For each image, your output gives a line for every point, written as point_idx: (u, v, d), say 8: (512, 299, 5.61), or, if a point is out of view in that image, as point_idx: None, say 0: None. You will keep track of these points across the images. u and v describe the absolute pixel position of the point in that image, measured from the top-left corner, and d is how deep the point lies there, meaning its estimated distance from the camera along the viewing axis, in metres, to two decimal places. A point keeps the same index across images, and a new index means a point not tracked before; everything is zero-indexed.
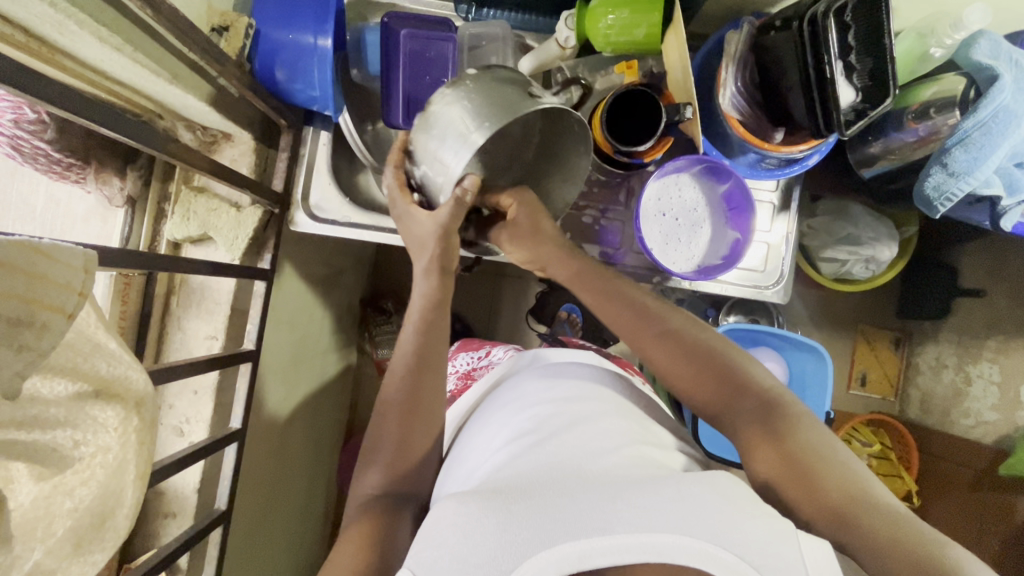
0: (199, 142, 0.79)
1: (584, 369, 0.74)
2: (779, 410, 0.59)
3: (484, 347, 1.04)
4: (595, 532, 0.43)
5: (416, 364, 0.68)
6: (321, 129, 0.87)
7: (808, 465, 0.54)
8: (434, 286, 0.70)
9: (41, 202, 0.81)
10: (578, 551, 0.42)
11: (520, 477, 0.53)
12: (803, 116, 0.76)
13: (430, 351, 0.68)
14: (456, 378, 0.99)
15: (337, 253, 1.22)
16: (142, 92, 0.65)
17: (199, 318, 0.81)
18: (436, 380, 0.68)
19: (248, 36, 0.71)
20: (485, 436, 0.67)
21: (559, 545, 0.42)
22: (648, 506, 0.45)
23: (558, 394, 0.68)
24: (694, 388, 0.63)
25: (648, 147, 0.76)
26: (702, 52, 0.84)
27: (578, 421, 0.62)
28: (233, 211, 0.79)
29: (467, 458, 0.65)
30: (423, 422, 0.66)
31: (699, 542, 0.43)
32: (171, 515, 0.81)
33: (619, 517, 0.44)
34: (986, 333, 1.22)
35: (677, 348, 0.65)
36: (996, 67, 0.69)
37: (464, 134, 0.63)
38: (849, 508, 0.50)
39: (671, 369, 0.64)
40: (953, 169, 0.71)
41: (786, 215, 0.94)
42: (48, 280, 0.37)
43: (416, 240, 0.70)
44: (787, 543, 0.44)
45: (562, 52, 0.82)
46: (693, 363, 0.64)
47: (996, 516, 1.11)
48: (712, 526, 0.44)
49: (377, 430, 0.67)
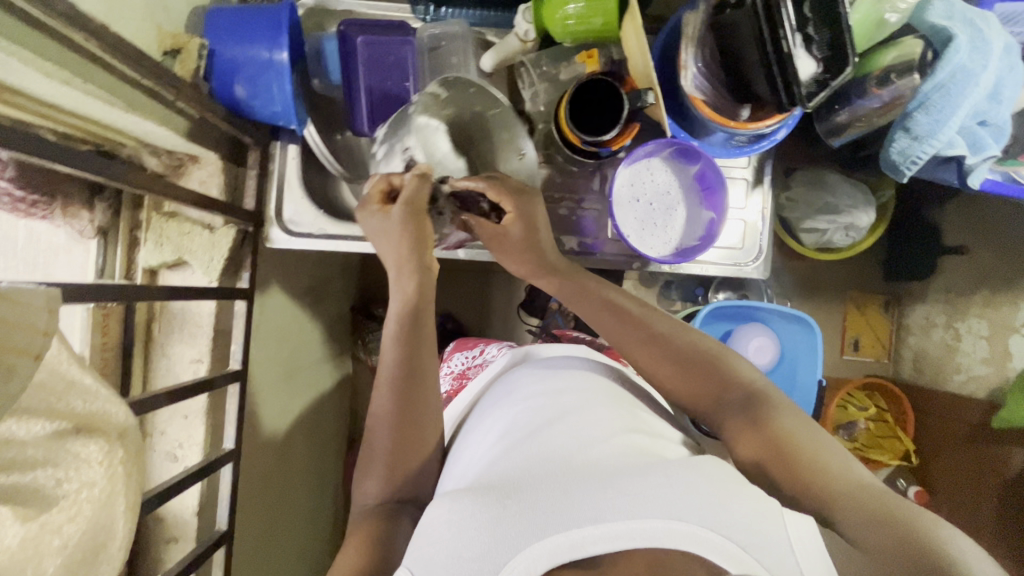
0: (166, 167, 0.79)
1: (576, 363, 0.74)
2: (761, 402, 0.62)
3: (479, 346, 1.04)
4: (586, 522, 0.44)
5: (400, 372, 0.69)
6: (289, 143, 0.86)
7: (789, 449, 0.56)
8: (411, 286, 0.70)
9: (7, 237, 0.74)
10: (569, 540, 0.43)
11: (513, 471, 0.53)
12: (766, 91, 0.77)
13: (414, 358, 0.69)
14: (453, 378, 0.99)
15: (321, 264, 1.21)
16: (99, 122, 0.64)
17: (183, 342, 0.81)
18: (426, 388, 0.69)
19: (201, 57, 0.70)
20: (476, 436, 0.67)
21: (553, 537, 0.43)
22: (638, 492, 0.46)
23: (547, 386, 0.68)
24: (680, 385, 0.66)
25: (614, 135, 0.77)
26: (661, 37, 0.85)
27: (571, 411, 0.62)
28: (206, 233, 0.80)
29: (461, 457, 0.66)
30: (421, 433, 0.67)
31: (688, 525, 0.44)
32: (174, 540, 0.81)
33: (612, 505, 0.45)
34: (972, 290, 1.23)
35: (663, 348, 0.68)
36: (951, 27, 0.69)
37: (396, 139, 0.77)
38: (835, 487, 0.52)
39: (660, 373, 0.68)
40: (916, 132, 0.73)
41: (760, 190, 0.95)
42: (11, 323, 0.37)
43: (387, 242, 0.71)
44: (772, 520, 0.45)
45: (523, 45, 0.82)
46: (678, 367, 0.67)
47: (993, 468, 1.12)
48: (703, 509, 0.45)
49: (369, 447, 0.68)
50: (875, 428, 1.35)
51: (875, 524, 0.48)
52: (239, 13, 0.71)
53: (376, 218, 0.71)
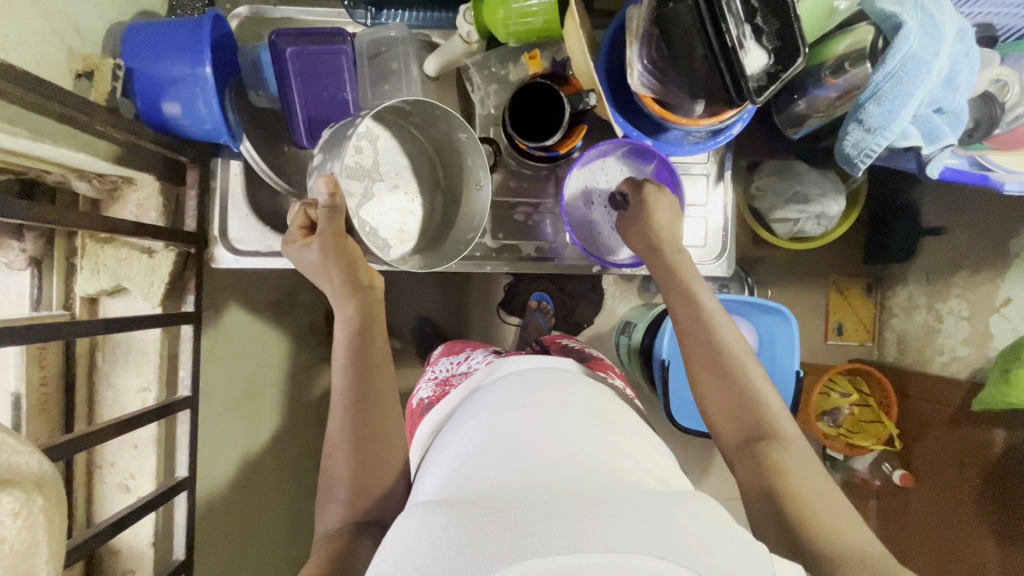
0: (98, 190, 0.76)
1: (562, 382, 0.72)
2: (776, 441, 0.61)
3: (465, 351, 1.02)
4: (565, 549, 0.40)
5: (355, 397, 0.67)
6: (231, 159, 0.82)
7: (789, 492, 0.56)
8: (351, 309, 0.71)
9: None
10: (544, 566, 0.39)
11: (494, 487, 0.50)
12: (716, 87, 0.74)
13: (370, 382, 0.68)
14: (435, 385, 0.96)
15: (286, 274, 1.19)
16: (11, 152, 0.61)
17: (129, 370, 0.79)
18: (384, 409, 0.67)
19: (117, 77, 0.67)
20: (455, 448, 0.64)
21: (527, 561, 0.39)
22: (619, 523, 0.42)
23: (537, 402, 0.66)
24: (711, 400, 0.65)
25: (557, 139, 0.73)
26: (610, 29, 0.81)
27: (556, 429, 0.59)
28: (145, 257, 0.77)
29: (440, 469, 0.62)
30: (383, 454, 0.66)
31: (672, 565, 0.40)
32: (130, 573, 0.79)
33: (590, 533, 0.41)
34: (950, 269, 1.22)
35: (711, 366, 0.65)
36: (900, 14, 0.65)
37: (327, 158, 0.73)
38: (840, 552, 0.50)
39: (699, 371, 0.66)
40: (870, 124, 0.69)
41: (723, 185, 0.92)
42: None
43: (321, 277, 0.73)
44: (760, 563, 0.42)
45: (468, 47, 0.79)
46: (721, 370, 0.65)
47: (974, 452, 1.12)
48: (688, 546, 0.41)
49: (329, 472, 0.65)
50: (860, 413, 1.33)
51: None
52: (159, 29, 0.68)
53: (306, 253, 0.73)
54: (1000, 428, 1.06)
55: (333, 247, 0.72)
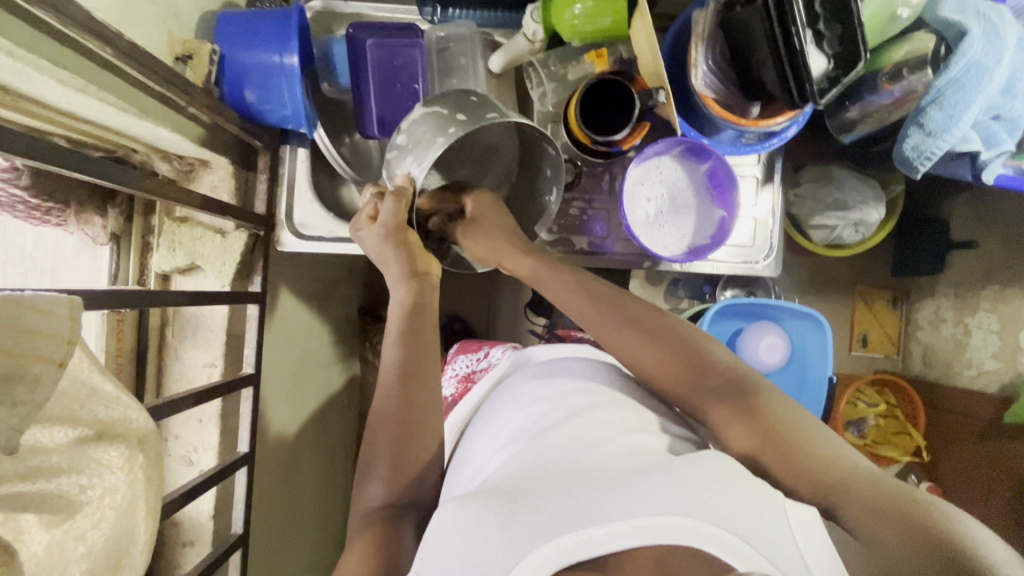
0: (177, 172, 0.79)
1: (583, 363, 0.73)
2: (744, 384, 0.61)
3: (483, 347, 1.03)
4: (589, 523, 0.46)
5: (401, 371, 0.69)
6: (298, 146, 0.86)
7: (784, 442, 0.55)
8: (408, 291, 0.72)
9: (27, 242, 0.79)
10: (575, 541, 0.45)
11: (521, 471, 0.54)
12: (777, 88, 0.76)
13: (415, 361, 0.70)
14: (457, 382, 0.99)
15: (328, 266, 1.21)
16: (113, 129, 0.64)
17: (196, 347, 0.81)
18: (427, 390, 0.69)
19: (213, 62, 0.71)
20: (484, 437, 0.69)
21: (555, 539, 0.46)
22: (639, 492, 0.48)
23: (554, 385, 0.69)
24: (659, 370, 0.65)
25: (624, 135, 0.77)
26: (670, 36, 0.84)
27: (575, 410, 0.63)
28: (219, 237, 0.79)
29: (473, 457, 0.67)
30: (419, 436, 0.68)
31: (690, 521, 0.45)
32: (190, 543, 0.81)
33: (612, 506, 0.47)
34: (981, 283, 1.22)
35: (644, 338, 0.66)
36: (965, 22, 0.68)
37: (417, 150, 0.72)
38: (833, 479, 0.51)
39: (621, 347, 0.68)
40: (930, 127, 0.72)
41: (771, 188, 0.94)
42: (34, 331, 0.37)
43: (380, 259, 0.75)
44: (771, 511, 0.46)
45: (531, 45, 0.82)
46: (660, 351, 0.65)
47: (1006, 464, 1.11)
48: (707, 504, 0.46)
49: (369, 450, 0.68)
50: (886, 424, 1.32)
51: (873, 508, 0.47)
52: (251, 18, 0.72)
53: (367, 233, 0.74)
54: None
55: (394, 240, 0.72)
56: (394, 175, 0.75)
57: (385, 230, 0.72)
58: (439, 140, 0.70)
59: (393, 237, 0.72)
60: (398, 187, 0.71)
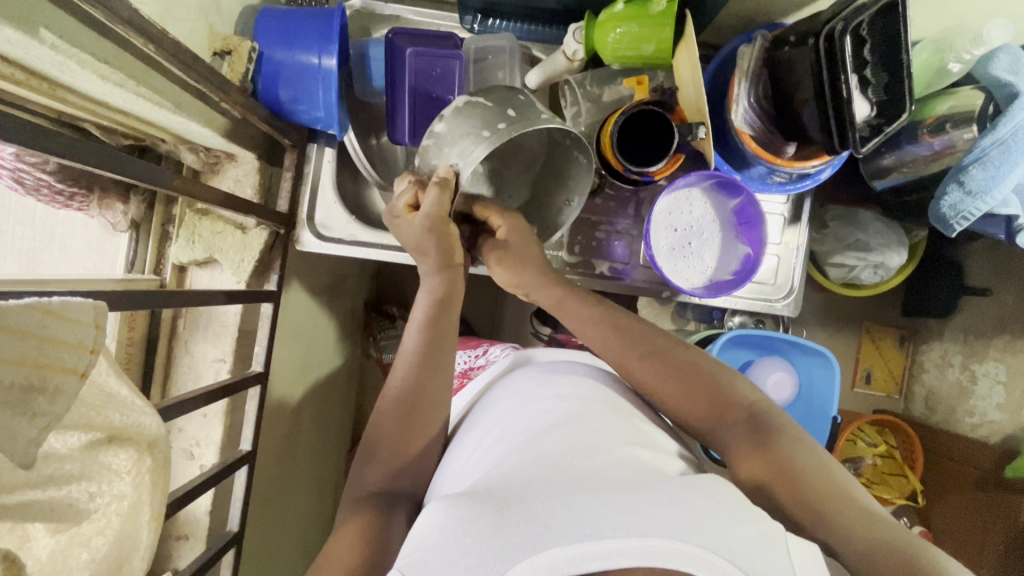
0: (202, 163, 0.77)
1: (582, 370, 0.71)
2: (764, 423, 0.61)
3: (482, 346, 1.00)
4: (585, 536, 0.42)
5: (422, 358, 0.68)
6: (325, 146, 0.84)
7: (798, 474, 0.55)
8: (439, 283, 0.71)
9: (43, 211, 0.77)
10: (567, 554, 0.41)
11: (512, 475, 0.50)
12: (816, 131, 0.74)
13: (436, 349, 0.68)
14: (453, 378, 0.95)
15: (340, 261, 1.20)
16: (145, 120, 0.63)
17: (207, 340, 0.80)
18: (439, 381, 0.68)
19: (251, 60, 0.70)
20: (474, 438, 0.65)
21: (549, 550, 0.41)
22: (637, 509, 0.44)
23: (553, 390, 0.66)
24: (674, 400, 0.65)
25: (659, 166, 0.76)
26: (713, 65, 0.84)
27: (573, 417, 0.59)
28: (239, 233, 0.78)
29: (464, 455, 0.63)
30: (421, 427, 0.66)
31: (690, 547, 0.42)
32: (184, 537, 0.81)
33: (610, 520, 0.43)
34: (992, 332, 1.19)
35: (663, 365, 0.67)
36: (1017, 84, 0.68)
37: (459, 142, 0.68)
38: (837, 515, 0.51)
39: (637, 365, 0.68)
40: (971, 187, 0.70)
41: (797, 228, 0.93)
42: (60, 341, 0.36)
43: (415, 248, 0.72)
44: (773, 545, 0.44)
45: (570, 64, 0.81)
46: (687, 381, 0.65)
47: (1001, 518, 1.08)
48: (706, 531, 0.43)
49: (374, 434, 0.66)
50: (883, 464, 1.29)
51: (873, 551, 0.47)
52: (292, 17, 0.71)
53: (406, 222, 0.71)
54: None
55: (433, 229, 0.69)
56: (435, 167, 0.71)
57: (428, 221, 0.68)
58: (483, 133, 0.66)
59: (430, 230, 0.69)
60: (442, 177, 0.67)
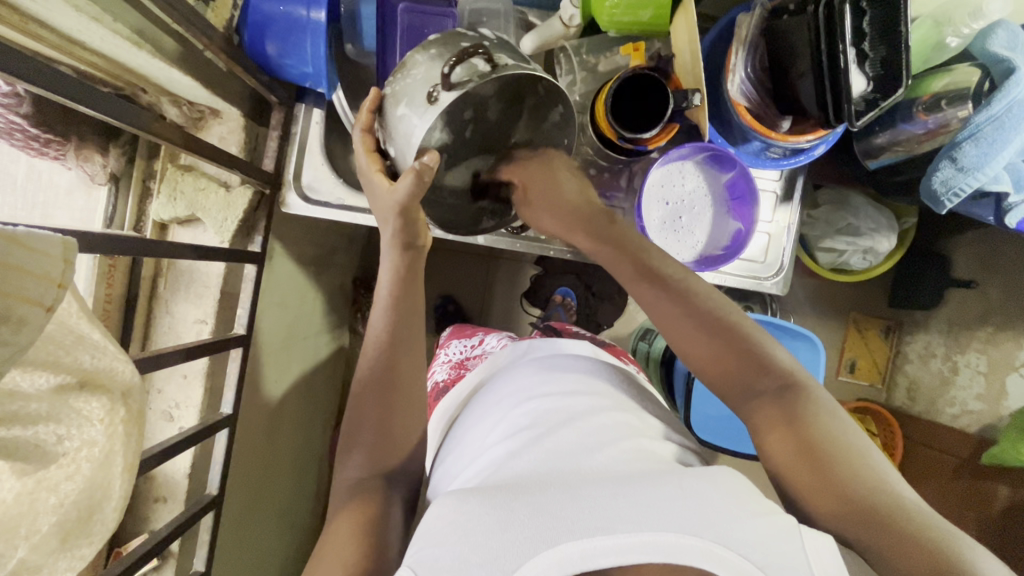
0: (185, 118, 0.75)
1: (586, 364, 0.70)
2: (800, 395, 0.59)
3: (479, 335, 0.96)
4: (598, 531, 0.41)
5: (390, 339, 0.64)
6: (314, 107, 0.82)
7: (825, 453, 0.53)
8: (400, 257, 0.66)
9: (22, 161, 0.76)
10: (580, 549, 0.40)
11: (522, 475, 0.50)
12: (812, 103, 0.73)
13: (404, 329, 0.65)
14: (450, 367, 0.92)
15: (328, 232, 1.18)
16: (123, 65, 0.61)
17: (188, 301, 0.79)
18: (414, 363, 0.65)
19: (235, 7, 0.69)
20: (487, 425, 0.64)
21: (561, 546, 0.40)
22: (648, 502, 0.44)
23: (560, 384, 0.65)
24: (709, 361, 0.62)
25: (653, 134, 0.75)
26: (713, 33, 0.83)
27: (580, 414, 0.59)
28: (222, 191, 0.76)
29: (472, 447, 0.62)
30: (409, 417, 0.63)
31: (702, 541, 0.41)
32: (162, 500, 0.80)
33: (620, 513, 0.43)
34: (976, 324, 1.19)
35: (700, 328, 0.63)
36: (1014, 60, 0.68)
37: (440, 64, 0.58)
38: (864, 502, 0.49)
39: (675, 324, 0.64)
40: (963, 164, 0.70)
41: (788, 206, 0.92)
42: (26, 271, 0.35)
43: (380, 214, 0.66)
44: (787, 539, 0.43)
45: (566, 30, 0.80)
46: (725, 344, 0.62)
47: (977, 504, 1.10)
48: (716, 524, 0.43)
49: (355, 417, 0.63)
50: None
51: (897, 541, 0.46)
52: None
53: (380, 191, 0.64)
54: (1003, 484, 1.05)
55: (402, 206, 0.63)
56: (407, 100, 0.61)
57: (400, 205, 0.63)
58: (476, 62, 0.57)
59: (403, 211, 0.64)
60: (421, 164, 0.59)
